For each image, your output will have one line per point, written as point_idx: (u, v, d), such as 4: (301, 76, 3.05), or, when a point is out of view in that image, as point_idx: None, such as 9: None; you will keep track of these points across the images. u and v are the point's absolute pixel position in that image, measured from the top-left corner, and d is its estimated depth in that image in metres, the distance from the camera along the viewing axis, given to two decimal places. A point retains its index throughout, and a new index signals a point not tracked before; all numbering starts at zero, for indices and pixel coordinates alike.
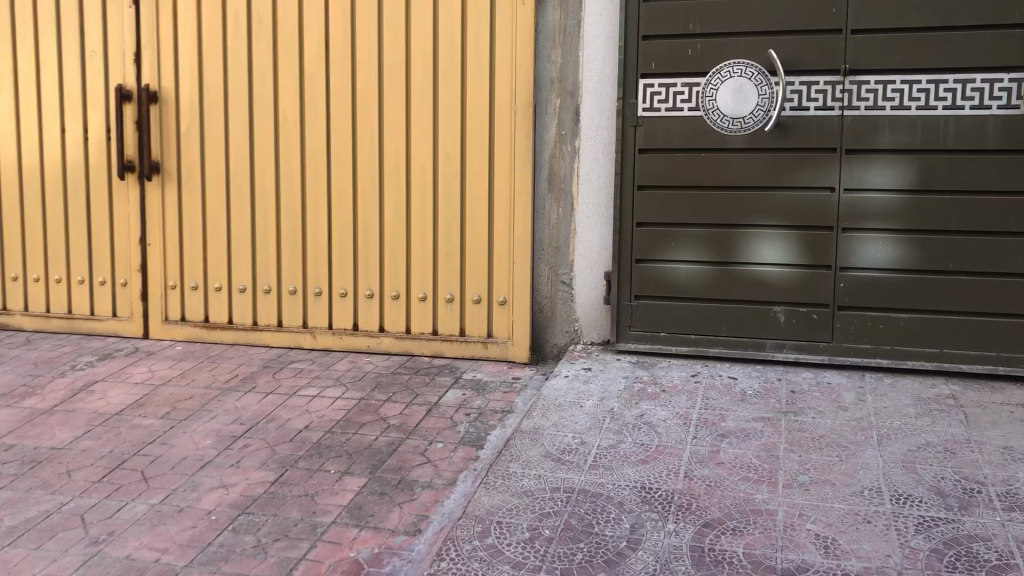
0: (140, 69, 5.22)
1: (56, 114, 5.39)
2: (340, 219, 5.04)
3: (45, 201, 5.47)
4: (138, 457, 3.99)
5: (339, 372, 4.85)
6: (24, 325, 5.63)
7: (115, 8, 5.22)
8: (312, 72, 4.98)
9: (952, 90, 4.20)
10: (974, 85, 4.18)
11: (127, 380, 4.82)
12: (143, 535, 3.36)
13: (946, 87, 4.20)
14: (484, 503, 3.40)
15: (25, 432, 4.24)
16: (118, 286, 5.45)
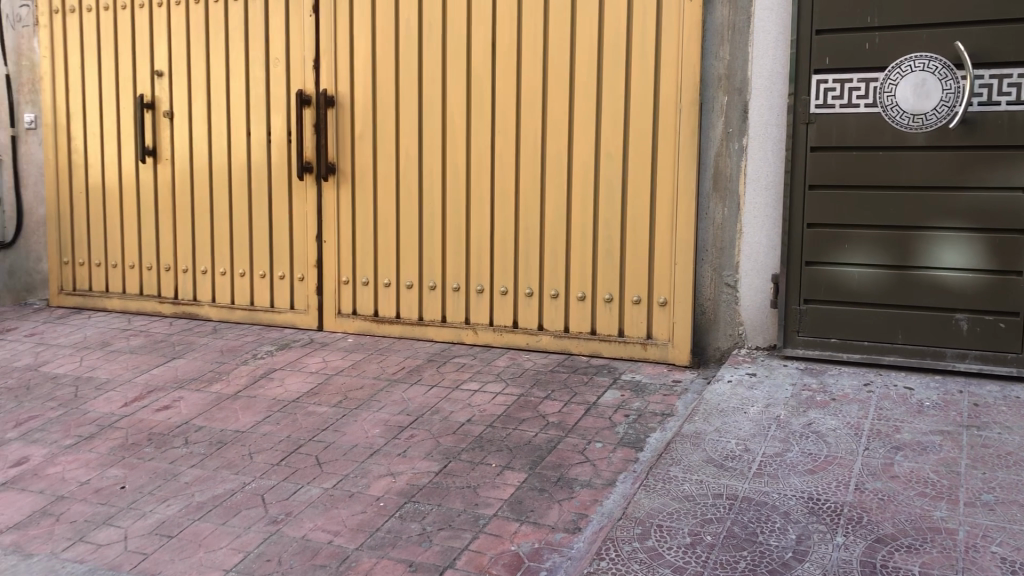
0: (319, 75, 5.50)
1: (243, 119, 5.75)
2: (503, 217, 5.13)
3: (231, 200, 5.85)
4: (313, 443, 4.21)
5: (499, 368, 4.94)
6: (211, 316, 6.05)
7: (297, 17, 5.53)
8: (478, 74, 5.09)
9: (987, 86, 4.11)
10: (982, 81, 4.12)
11: (303, 369, 5.10)
12: (317, 517, 3.55)
13: (980, 83, 4.12)
14: (644, 506, 3.38)
15: (213, 415, 4.56)
16: (296, 280, 5.76)
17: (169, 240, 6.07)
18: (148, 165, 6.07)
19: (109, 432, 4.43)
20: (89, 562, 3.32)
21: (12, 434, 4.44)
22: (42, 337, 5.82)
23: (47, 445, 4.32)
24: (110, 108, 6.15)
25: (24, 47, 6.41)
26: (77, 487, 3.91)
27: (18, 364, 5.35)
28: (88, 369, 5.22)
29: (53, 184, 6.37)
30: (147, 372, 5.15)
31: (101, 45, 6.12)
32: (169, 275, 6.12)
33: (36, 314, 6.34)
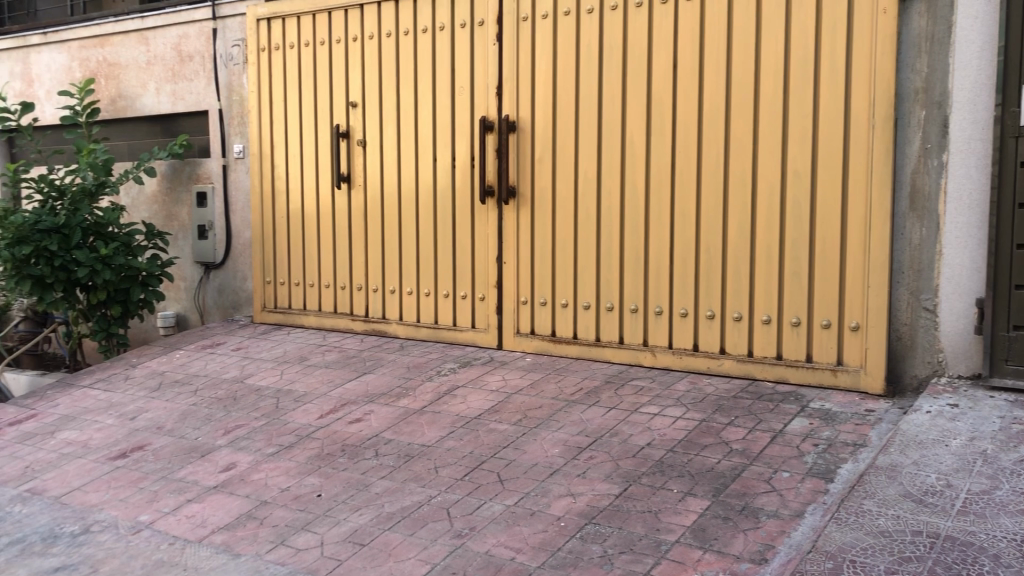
0: (502, 101, 5.66)
1: (430, 145, 6.00)
2: (683, 239, 5.08)
3: (418, 222, 6.09)
4: (495, 460, 4.31)
5: (679, 393, 4.86)
6: (397, 333, 6.28)
7: (481, 46, 5.72)
8: (659, 95, 5.08)
9: None
10: None
11: (484, 387, 5.21)
12: (499, 533, 3.62)
13: None
14: (835, 540, 3.24)
15: (401, 429, 4.75)
16: (477, 299, 5.91)
17: (361, 262, 6.39)
18: (342, 191, 6.43)
19: (306, 442, 4.70)
20: (289, 564, 3.54)
21: (222, 441, 4.81)
22: (247, 351, 6.26)
23: (252, 452, 4.64)
24: (309, 138, 6.57)
25: (234, 84, 6.92)
26: (278, 493, 4.18)
27: (227, 376, 5.78)
28: (287, 382, 5.57)
29: (258, 209, 6.85)
30: (340, 386, 5.43)
31: (302, 79, 6.56)
32: (360, 294, 6.43)
33: (241, 330, 6.82)
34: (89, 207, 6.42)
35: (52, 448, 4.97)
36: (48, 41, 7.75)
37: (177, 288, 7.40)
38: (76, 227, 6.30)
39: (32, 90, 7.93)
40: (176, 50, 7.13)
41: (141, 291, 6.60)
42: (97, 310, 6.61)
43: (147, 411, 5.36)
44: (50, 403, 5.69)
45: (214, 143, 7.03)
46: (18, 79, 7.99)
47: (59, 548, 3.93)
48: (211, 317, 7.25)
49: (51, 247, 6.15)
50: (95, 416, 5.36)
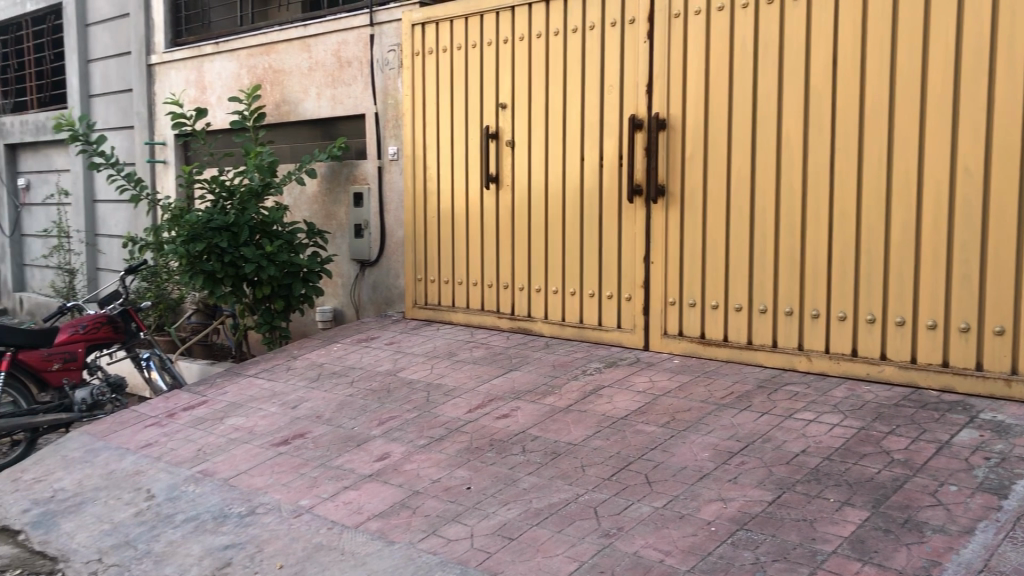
0: (652, 99, 5.61)
1: (578, 144, 6.02)
2: (842, 239, 4.89)
3: (565, 221, 6.12)
4: (642, 461, 4.27)
5: (836, 400, 4.68)
6: (544, 332, 6.33)
7: (632, 44, 5.70)
8: (818, 90, 4.91)
9: None
10: None
11: (631, 388, 5.18)
12: (648, 534, 3.59)
13: None
14: (1011, 560, 3.10)
15: (547, 426, 4.79)
16: (623, 299, 5.87)
17: (508, 260, 6.48)
18: (491, 191, 6.55)
19: (456, 436, 4.81)
20: (441, 554, 3.64)
21: (376, 431, 4.98)
22: (399, 346, 6.46)
23: (405, 443, 4.79)
24: (459, 139, 6.71)
25: (390, 88, 7.15)
26: (429, 484, 4.30)
27: (381, 369, 5.99)
28: (437, 377, 5.71)
29: (410, 209, 7.06)
30: (488, 382, 5.52)
31: (454, 82, 6.71)
32: (507, 292, 6.53)
33: (394, 325, 7.04)
34: (256, 207, 6.80)
35: (221, 433, 5.29)
36: (220, 50, 8.23)
37: (335, 284, 7.72)
38: (244, 226, 6.70)
39: (205, 96, 8.44)
40: (336, 56, 7.44)
41: (303, 287, 6.92)
42: (262, 304, 6.98)
43: (307, 400, 5.61)
44: (219, 391, 6.05)
45: (370, 145, 7.29)
46: (193, 86, 8.53)
47: (228, 527, 4.18)
48: (366, 312, 7.53)
49: (221, 244, 6.59)
50: (260, 404, 5.67)
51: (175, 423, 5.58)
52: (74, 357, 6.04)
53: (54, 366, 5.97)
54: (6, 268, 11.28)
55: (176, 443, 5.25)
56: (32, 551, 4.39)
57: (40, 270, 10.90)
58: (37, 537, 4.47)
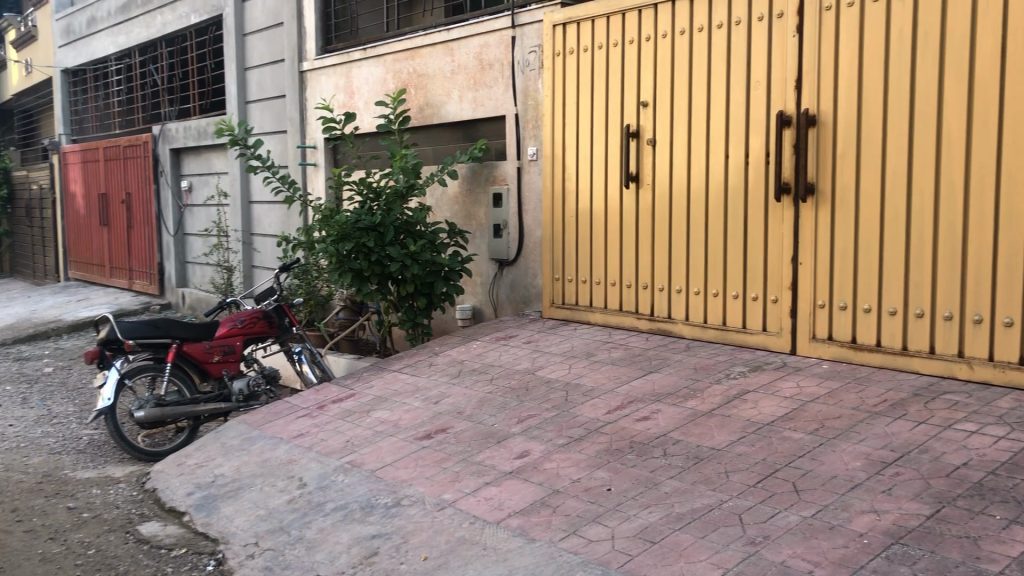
0: (801, 94, 5.43)
1: (722, 141, 5.89)
2: (1009, 239, 4.59)
3: (708, 220, 6.01)
4: (789, 469, 4.14)
5: (1002, 411, 4.40)
6: (684, 334, 6.23)
7: (780, 37, 5.53)
8: (984, 81, 4.63)
9: None
10: None
11: (777, 393, 5.03)
12: (795, 544, 3.48)
13: None
14: None
15: (689, 430, 4.71)
16: (769, 302, 5.71)
17: (648, 260, 6.42)
18: (632, 190, 6.50)
19: (595, 436, 4.80)
20: (582, 554, 3.63)
21: (516, 429, 5.03)
22: (538, 345, 6.50)
23: (545, 442, 4.81)
24: (599, 138, 6.70)
25: (530, 89, 7.20)
26: (569, 483, 4.30)
27: (519, 368, 6.04)
28: (576, 376, 5.72)
29: (549, 208, 7.08)
30: (628, 383, 5.48)
31: (594, 81, 6.70)
32: (647, 293, 6.46)
33: (532, 324, 7.09)
34: (400, 207, 7.00)
35: (367, 425, 5.47)
36: (367, 56, 8.51)
37: (474, 283, 7.85)
38: (390, 226, 6.91)
39: (353, 101, 8.75)
40: (478, 58, 7.54)
41: (444, 285, 7.07)
42: (406, 301, 7.17)
43: (449, 396, 5.72)
44: (365, 385, 6.26)
45: (511, 146, 7.37)
46: (342, 92, 8.85)
47: (375, 517, 4.31)
48: (504, 310, 7.61)
49: (368, 244, 6.82)
50: (403, 399, 5.82)
51: (324, 415, 5.81)
52: (232, 349, 6.36)
53: (215, 358, 6.29)
54: (170, 266, 12.04)
55: (326, 434, 5.46)
56: (196, 531, 4.66)
57: (201, 267, 11.57)
58: (200, 519, 4.76)
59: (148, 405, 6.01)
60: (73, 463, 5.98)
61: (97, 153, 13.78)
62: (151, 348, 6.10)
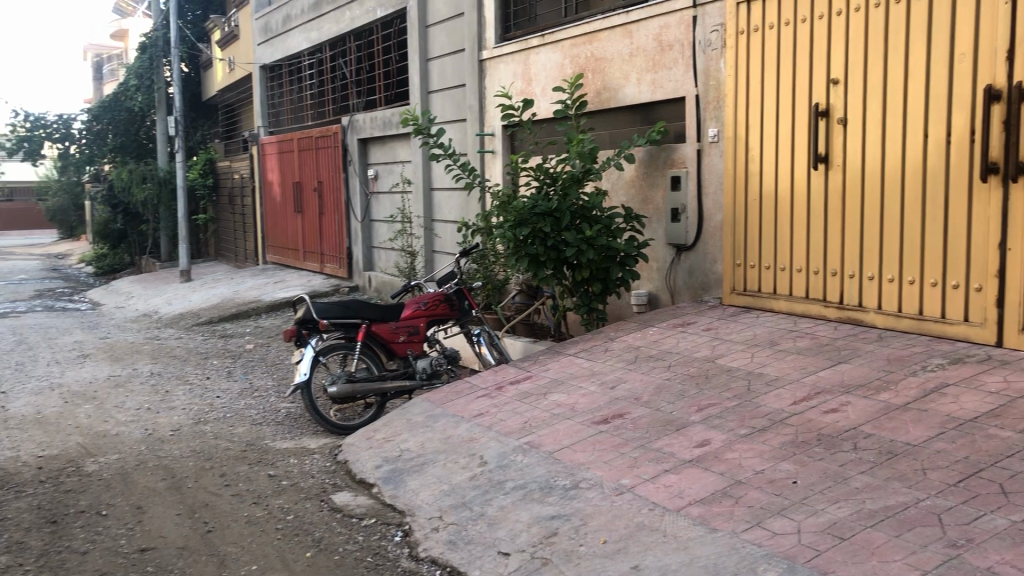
0: (1013, 67, 5.00)
1: (921, 118, 5.53)
2: None
3: (904, 203, 5.66)
4: (996, 469, 3.85)
5: None
6: (876, 323, 5.92)
7: (990, 5, 5.11)
8: None
9: None
10: None
11: (981, 388, 4.69)
12: (1003, 550, 3.24)
13: None
14: None
15: (882, 424, 4.47)
16: (973, 290, 5.32)
17: (837, 245, 6.14)
18: (820, 171, 6.23)
19: (780, 427, 4.64)
20: (766, 547, 3.53)
21: (696, 417, 4.95)
22: (717, 332, 6.36)
23: (726, 432, 4.70)
24: (785, 119, 6.45)
25: (712, 69, 7.02)
26: (753, 474, 4.19)
27: (698, 355, 5.93)
28: (758, 365, 5.56)
29: (731, 191, 6.90)
30: (814, 373, 5.27)
31: (781, 59, 6.46)
32: (836, 280, 6.18)
33: (711, 311, 6.94)
34: (577, 192, 7.00)
35: (545, 407, 5.54)
36: (546, 42, 8.56)
37: (651, 269, 7.77)
38: (566, 211, 6.92)
39: (531, 87, 8.84)
40: (658, 40, 7.41)
41: (620, 270, 7.04)
42: (581, 287, 7.18)
43: (626, 381, 5.71)
44: (542, 368, 6.35)
45: (690, 128, 7.21)
46: (520, 79, 8.96)
47: (555, 498, 4.36)
48: (682, 297, 7.49)
49: (544, 229, 6.87)
50: (580, 382, 5.85)
51: (503, 395, 5.94)
52: (416, 330, 6.62)
53: (400, 338, 6.56)
54: (358, 250, 12.64)
55: (505, 414, 5.57)
56: (384, 503, 4.89)
57: (385, 252, 12.07)
58: (388, 491, 4.98)
59: (340, 381, 6.32)
60: (273, 434, 6.40)
61: (292, 144, 14.63)
62: (343, 327, 6.41)
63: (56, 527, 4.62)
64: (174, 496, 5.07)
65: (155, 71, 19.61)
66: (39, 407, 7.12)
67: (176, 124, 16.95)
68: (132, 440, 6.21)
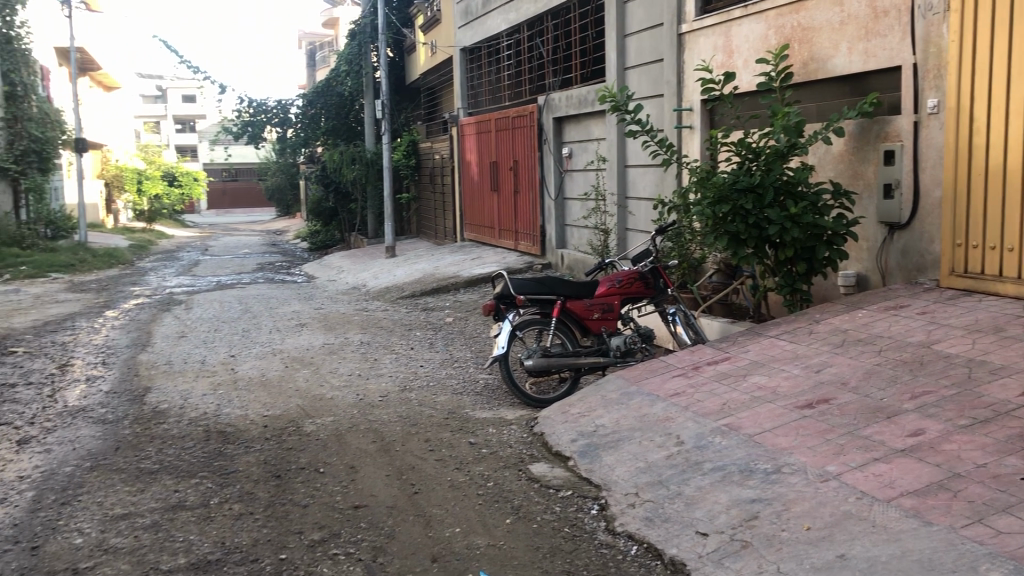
0: None
1: None
2: None
3: None
4: None
5: None
6: None
7: None
8: None
9: None
10: None
11: None
12: None
13: None
14: None
15: None
16: None
17: None
18: None
19: (1005, 419, 4.31)
20: (989, 546, 3.30)
21: (909, 405, 4.68)
22: (933, 316, 5.97)
23: (943, 422, 4.42)
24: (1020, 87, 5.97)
25: (933, 35, 6.53)
26: (974, 468, 3.91)
27: (912, 340, 5.59)
28: (980, 353, 5.17)
29: (951, 167, 6.44)
30: None
31: (1015, 23, 5.97)
32: None
33: (926, 294, 6.53)
34: (781, 167, 6.72)
35: (745, 389, 5.42)
36: (749, 13, 8.28)
37: (860, 248, 7.39)
38: (769, 187, 6.71)
39: (732, 60, 8.59)
40: (872, 6, 6.99)
41: (827, 249, 6.69)
42: (784, 266, 6.94)
43: (832, 365, 5.48)
44: (741, 349, 6.21)
45: (907, 98, 6.76)
46: (721, 52, 8.72)
47: (755, 482, 4.27)
48: (894, 278, 7.08)
49: (746, 206, 6.72)
50: (782, 365, 5.68)
51: (700, 375, 5.87)
52: (611, 308, 6.64)
53: (594, 315, 6.60)
54: (552, 227, 12.80)
55: (702, 395, 5.50)
56: (581, 476, 4.96)
57: (579, 230, 12.15)
58: (584, 465, 5.06)
59: (536, 355, 6.45)
60: (473, 403, 6.64)
61: (490, 124, 14.98)
62: (539, 303, 6.50)
63: (280, 480, 5.02)
64: (384, 458, 5.37)
65: (364, 56, 20.63)
66: (264, 370, 7.73)
67: (382, 107, 17.74)
68: (345, 404, 6.63)
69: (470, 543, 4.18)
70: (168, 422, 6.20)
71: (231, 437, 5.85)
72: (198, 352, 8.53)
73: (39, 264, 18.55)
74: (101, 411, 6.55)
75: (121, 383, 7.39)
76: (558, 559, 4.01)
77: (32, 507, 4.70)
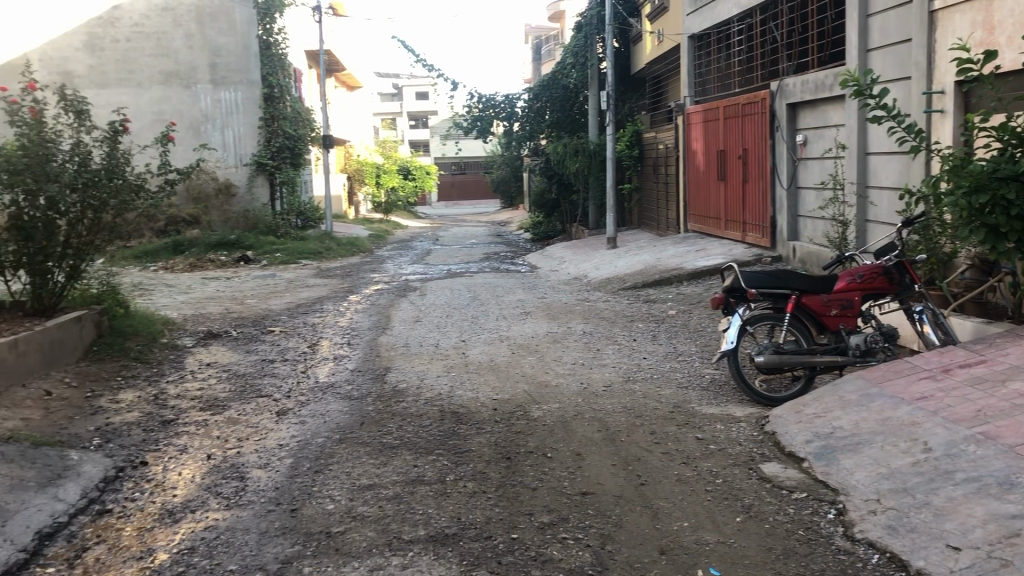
0: None
1: None
2: None
3: None
4: None
5: None
6: None
7: None
8: None
9: None
10: None
11: None
12: None
13: None
14: None
15: None
16: None
17: None
18: None
19: None
20: None
21: None
22: None
23: None
24: None
25: None
26: None
27: None
28: None
29: None
30: None
31: None
32: None
33: None
34: None
35: (1004, 396, 4.98)
36: None
37: None
38: None
39: (993, 36, 7.86)
40: None
41: None
42: None
43: None
44: (1000, 352, 5.71)
45: None
46: (979, 28, 8.01)
47: (1017, 497, 3.91)
48: None
49: (1008, 196, 6.12)
50: None
51: (950, 379, 5.45)
52: (850, 304, 6.30)
53: (832, 312, 6.30)
54: (783, 219, 12.34)
55: (954, 400, 5.10)
56: (816, 479, 4.75)
57: (813, 221, 11.65)
58: (820, 467, 4.85)
59: (768, 351, 6.24)
60: (700, 398, 6.53)
61: (718, 112, 14.65)
62: (772, 298, 6.29)
63: (510, 462, 5.18)
64: (610, 448, 5.41)
65: (590, 48, 20.84)
66: (492, 355, 8.01)
67: (607, 98, 17.82)
68: (571, 392, 6.73)
69: (699, 538, 4.13)
70: (406, 400, 6.58)
71: (464, 417, 6.11)
72: (431, 336, 8.97)
73: (290, 251, 20.22)
74: (347, 387, 7.06)
75: (364, 362, 7.92)
76: (793, 562, 3.87)
77: (290, 472, 5.15)
